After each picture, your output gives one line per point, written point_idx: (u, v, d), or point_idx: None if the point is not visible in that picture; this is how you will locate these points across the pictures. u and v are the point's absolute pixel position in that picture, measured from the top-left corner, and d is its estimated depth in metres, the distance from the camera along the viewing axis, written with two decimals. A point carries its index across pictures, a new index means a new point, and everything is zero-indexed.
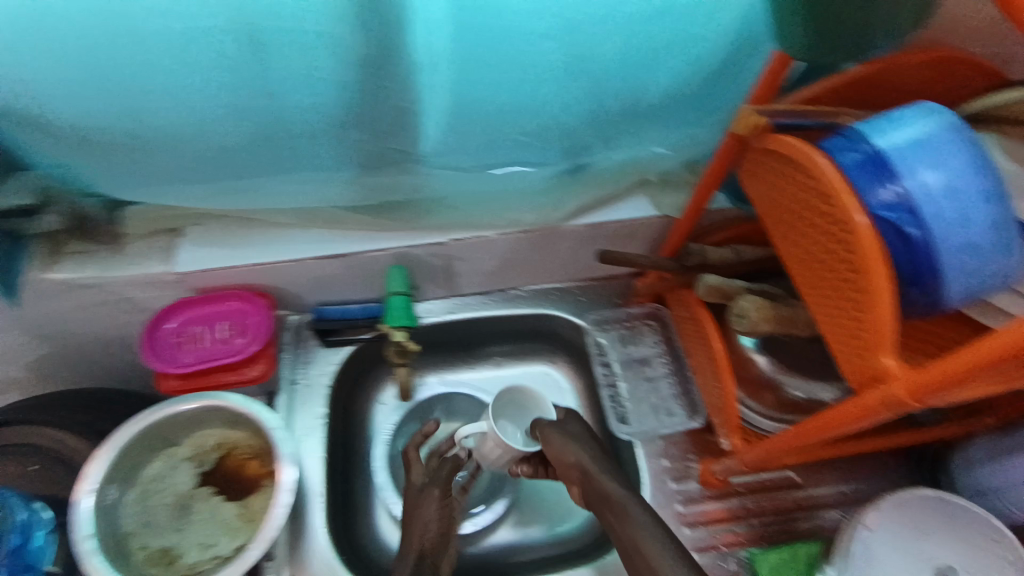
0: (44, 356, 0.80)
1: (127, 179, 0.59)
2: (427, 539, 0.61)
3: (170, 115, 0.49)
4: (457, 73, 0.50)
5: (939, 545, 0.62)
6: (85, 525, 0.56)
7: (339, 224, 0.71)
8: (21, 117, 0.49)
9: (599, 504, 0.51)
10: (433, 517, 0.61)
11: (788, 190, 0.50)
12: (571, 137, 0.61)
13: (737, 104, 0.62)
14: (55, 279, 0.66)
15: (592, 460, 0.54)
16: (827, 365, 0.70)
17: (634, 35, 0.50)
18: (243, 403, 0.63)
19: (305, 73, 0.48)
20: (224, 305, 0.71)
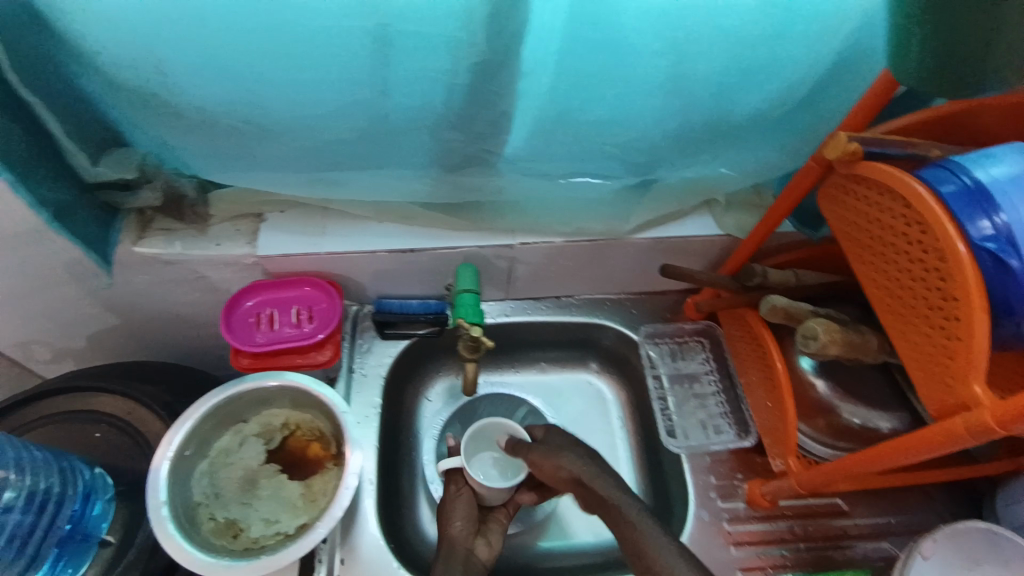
0: (113, 327, 0.83)
1: (228, 162, 0.62)
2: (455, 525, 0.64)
3: (289, 103, 0.52)
4: (556, 81, 0.53)
5: None
6: (160, 492, 0.59)
7: (411, 220, 0.74)
8: (147, 98, 0.52)
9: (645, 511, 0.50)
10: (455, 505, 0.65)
11: (875, 218, 0.52)
12: (653, 150, 0.63)
13: (816, 129, 0.64)
14: (143, 253, 0.69)
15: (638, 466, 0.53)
16: (884, 393, 0.70)
17: (733, 58, 0.52)
18: (314, 385, 0.66)
19: (421, 74, 0.50)
20: (298, 290, 0.73)
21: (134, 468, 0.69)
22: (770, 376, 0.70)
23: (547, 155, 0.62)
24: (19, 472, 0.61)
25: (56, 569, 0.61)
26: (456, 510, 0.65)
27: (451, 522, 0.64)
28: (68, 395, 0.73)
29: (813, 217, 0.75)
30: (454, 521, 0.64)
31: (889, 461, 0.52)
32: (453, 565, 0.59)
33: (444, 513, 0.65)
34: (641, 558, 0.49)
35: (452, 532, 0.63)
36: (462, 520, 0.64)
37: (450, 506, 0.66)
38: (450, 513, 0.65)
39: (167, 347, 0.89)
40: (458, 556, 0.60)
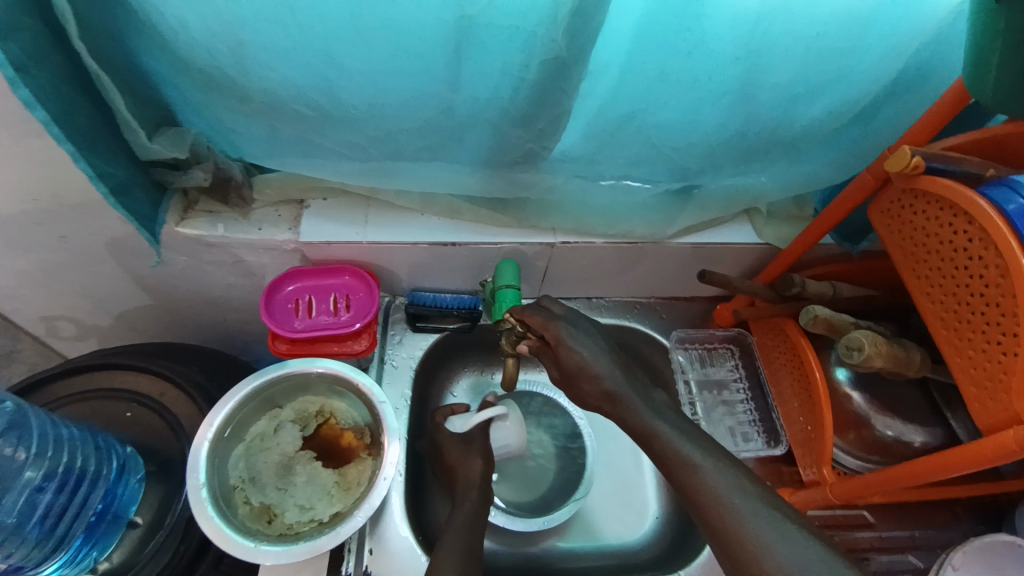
0: (144, 306, 0.83)
1: (284, 146, 0.62)
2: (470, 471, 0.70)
3: (357, 89, 0.52)
4: (621, 82, 0.53)
5: None
6: (200, 473, 0.59)
7: (455, 214, 0.74)
8: (215, 79, 0.52)
9: (701, 513, 0.49)
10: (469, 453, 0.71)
11: (934, 233, 0.52)
12: (705, 157, 0.63)
13: (867, 143, 0.64)
14: (185, 234, 0.69)
15: (698, 454, 0.52)
16: (919, 407, 0.71)
17: (801, 68, 0.52)
18: (354, 374, 0.67)
19: (494, 70, 0.51)
20: (338, 279, 0.73)
21: (164, 449, 0.69)
22: (808, 386, 0.71)
23: (606, 157, 0.63)
24: (56, 449, 0.60)
25: (83, 550, 0.61)
26: (470, 457, 0.71)
27: (467, 465, 0.70)
28: (99, 373, 0.72)
29: (856, 231, 0.76)
30: (470, 465, 0.70)
31: (931, 476, 0.52)
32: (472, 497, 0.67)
33: (458, 460, 0.71)
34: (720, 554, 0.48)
35: (469, 474, 0.69)
36: (477, 463, 0.70)
37: (464, 454, 0.71)
38: (465, 462, 0.70)
39: (194, 330, 0.89)
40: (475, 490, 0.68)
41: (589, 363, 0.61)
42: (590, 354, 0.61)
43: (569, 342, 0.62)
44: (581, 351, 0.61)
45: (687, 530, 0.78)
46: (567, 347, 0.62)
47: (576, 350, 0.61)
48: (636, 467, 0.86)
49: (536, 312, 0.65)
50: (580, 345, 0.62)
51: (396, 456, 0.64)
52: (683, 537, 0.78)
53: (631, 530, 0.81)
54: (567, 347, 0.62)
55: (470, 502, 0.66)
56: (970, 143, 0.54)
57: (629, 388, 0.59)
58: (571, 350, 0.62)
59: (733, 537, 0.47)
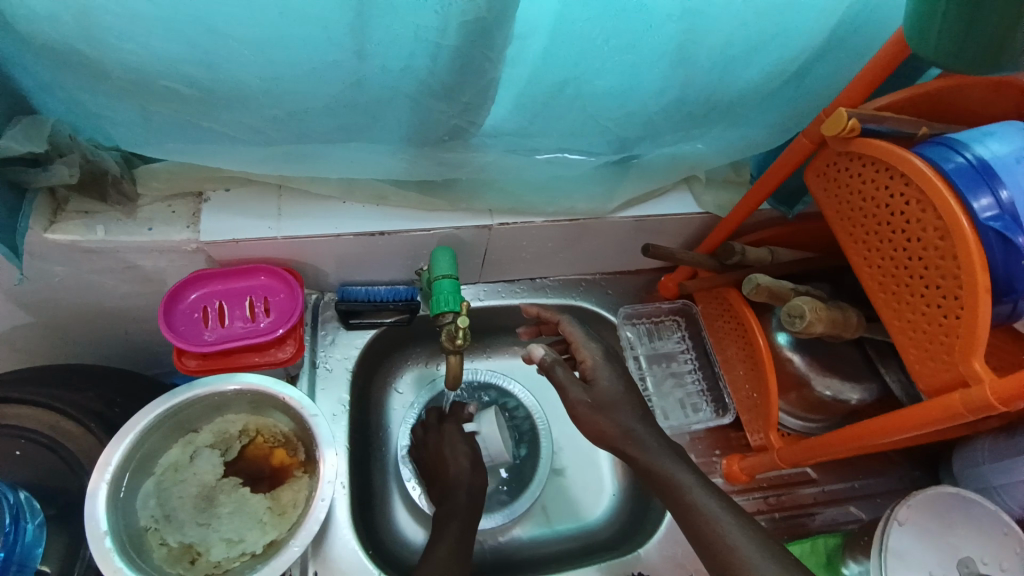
0: (21, 326, 0.71)
1: (167, 131, 0.53)
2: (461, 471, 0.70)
3: (247, 64, 0.45)
4: (552, 46, 0.48)
5: (962, 537, 0.63)
6: (101, 521, 0.51)
7: (381, 200, 0.67)
8: (62, 54, 0.43)
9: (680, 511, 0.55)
10: (462, 451, 0.71)
11: (871, 196, 0.52)
12: (643, 126, 0.60)
13: (801, 105, 0.63)
14: (57, 241, 0.59)
15: (688, 473, 0.56)
16: (857, 365, 0.72)
17: (739, 27, 0.49)
18: (277, 387, 0.60)
19: (406, 36, 0.45)
20: (252, 280, 0.65)
21: (63, 489, 0.60)
22: (753, 353, 0.71)
23: (540, 130, 0.58)
24: None
25: None
26: (456, 451, 0.71)
27: (454, 460, 0.70)
28: None
29: (792, 195, 0.76)
30: (455, 460, 0.71)
31: (881, 438, 0.53)
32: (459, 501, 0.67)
33: (443, 454, 0.72)
34: (701, 547, 0.54)
35: (455, 468, 0.70)
36: (465, 459, 0.71)
37: (449, 447, 0.72)
38: (449, 455, 0.71)
39: (92, 347, 0.78)
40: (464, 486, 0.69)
41: (616, 396, 0.60)
42: (621, 387, 0.61)
43: (604, 370, 0.61)
44: (612, 382, 0.61)
45: (647, 499, 0.77)
46: (598, 376, 0.61)
47: (604, 379, 0.61)
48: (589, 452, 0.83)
49: (575, 329, 0.64)
50: (613, 373, 0.61)
51: (331, 471, 0.58)
52: (643, 504, 0.78)
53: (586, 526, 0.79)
54: (601, 376, 0.61)
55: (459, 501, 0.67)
56: (901, 102, 0.53)
57: (635, 418, 0.59)
58: (601, 378, 0.61)
59: (706, 525, 0.53)
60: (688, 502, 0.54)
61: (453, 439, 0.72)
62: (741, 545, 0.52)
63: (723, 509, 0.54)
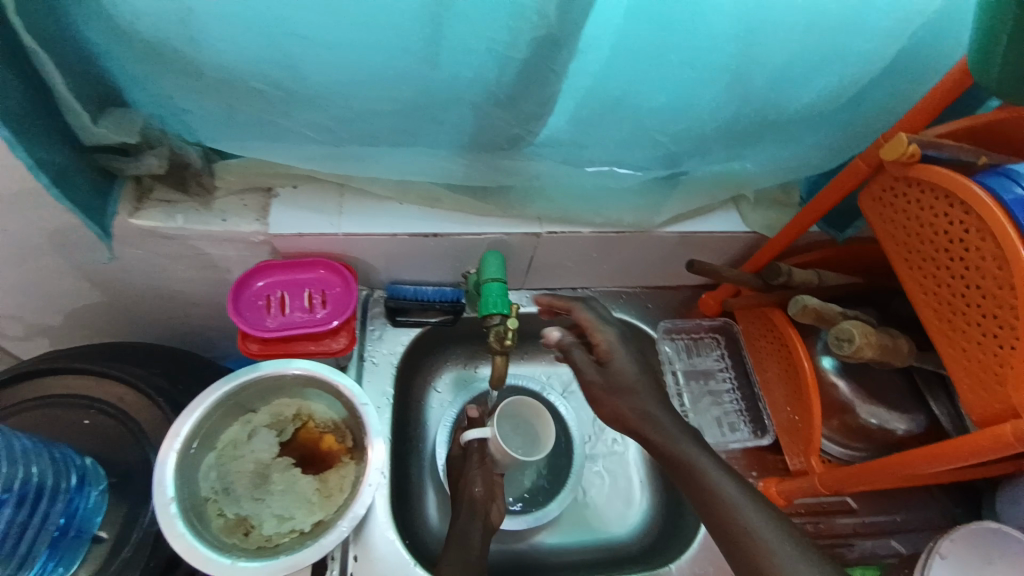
0: (95, 304, 0.76)
1: (248, 129, 0.57)
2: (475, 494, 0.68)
3: (330, 69, 0.48)
4: (613, 60, 0.50)
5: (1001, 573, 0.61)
6: (168, 488, 0.55)
7: (435, 203, 0.70)
8: (167, 55, 0.47)
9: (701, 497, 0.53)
10: (476, 474, 0.70)
11: (929, 223, 0.52)
12: (695, 142, 0.61)
13: (856, 129, 0.63)
14: (139, 226, 0.63)
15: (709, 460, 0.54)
16: (906, 395, 0.71)
17: (800, 51, 0.50)
18: (332, 375, 0.64)
19: (477, 47, 0.48)
20: (311, 272, 0.68)
21: (125, 459, 0.63)
22: (796, 375, 0.70)
23: (594, 141, 0.60)
24: (10, 463, 0.54)
25: (48, 567, 0.57)
26: (476, 477, 0.70)
27: (473, 488, 0.69)
28: (49, 377, 0.66)
29: (841, 219, 0.75)
30: (473, 487, 0.69)
31: (927, 467, 0.52)
32: (471, 524, 0.65)
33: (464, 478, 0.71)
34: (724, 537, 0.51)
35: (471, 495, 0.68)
36: (482, 486, 0.69)
37: (469, 473, 0.71)
38: (468, 481, 0.70)
39: (156, 328, 0.83)
40: (478, 518, 0.66)
41: (634, 379, 0.60)
42: (635, 369, 0.60)
43: (618, 352, 0.61)
44: (628, 365, 0.61)
45: (679, 507, 0.78)
46: (613, 358, 0.61)
47: (622, 359, 0.61)
48: (619, 447, 0.85)
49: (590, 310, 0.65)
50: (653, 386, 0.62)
51: (379, 459, 0.61)
52: (677, 514, 0.78)
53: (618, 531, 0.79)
54: (616, 358, 0.61)
55: (471, 535, 0.64)
56: (960, 131, 0.53)
57: None
58: (620, 358, 0.61)
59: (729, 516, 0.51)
60: (714, 495, 0.52)
61: (477, 462, 0.72)
62: (774, 546, 0.49)
63: (752, 504, 0.51)
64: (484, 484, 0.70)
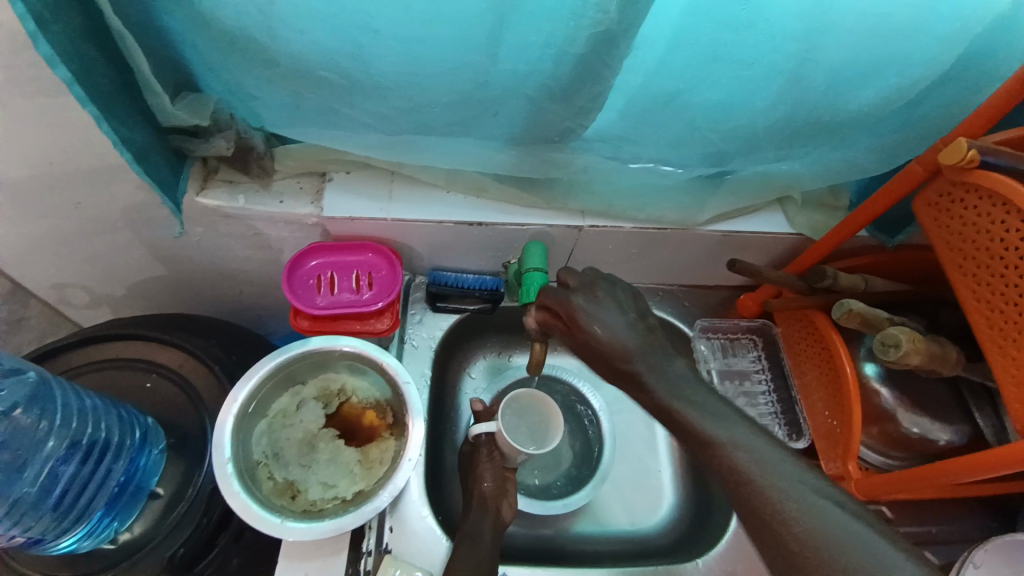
0: (157, 276, 0.81)
1: (311, 115, 0.60)
2: (485, 488, 0.68)
3: (394, 60, 0.50)
4: (668, 56, 0.51)
5: None
6: (225, 449, 0.59)
7: (481, 192, 0.72)
8: (243, 43, 0.50)
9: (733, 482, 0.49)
10: (486, 469, 0.69)
11: (984, 229, 0.51)
12: (744, 141, 0.61)
13: (912, 133, 0.62)
14: (205, 204, 0.67)
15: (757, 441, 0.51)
16: (951, 406, 0.69)
17: (861, 52, 0.50)
18: (378, 354, 0.66)
19: (536, 40, 0.49)
20: (360, 255, 0.71)
21: (182, 422, 0.68)
22: (837, 380, 0.69)
23: (643, 137, 0.61)
24: (80, 420, 0.60)
25: (104, 522, 0.60)
26: (485, 473, 0.69)
27: (482, 483, 0.68)
28: (116, 342, 0.71)
29: (892, 223, 0.74)
30: (483, 482, 0.68)
31: (970, 476, 0.52)
32: (482, 517, 0.65)
33: (473, 473, 0.70)
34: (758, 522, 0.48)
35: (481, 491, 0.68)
36: (491, 481, 0.68)
37: (478, 468, 0.69)
38: (477, 475, 0.69)
39: (211, 302, 0.88)
40: (489, 513, 0.66)
41: (613, 331, 0.58)
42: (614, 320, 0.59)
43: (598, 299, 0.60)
44: (605, 316, 0.59)
45: (708, 506, 0.79)
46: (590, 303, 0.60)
47: (598, 323, 0.58)
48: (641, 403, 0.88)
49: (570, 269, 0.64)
50: None
51: (419, 436, 0.63)
52: (705, 513, 0.79)
53: (661, 502, 0.82)
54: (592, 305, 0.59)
55: (481, 531, 0.63)
56: (1021, 138, 0.51)
57: None
58: (594, 322, 0.58)
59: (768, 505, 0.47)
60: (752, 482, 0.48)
61: (485, 456, 0.70)
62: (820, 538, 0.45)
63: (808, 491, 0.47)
64: (493, 479, 0.69)
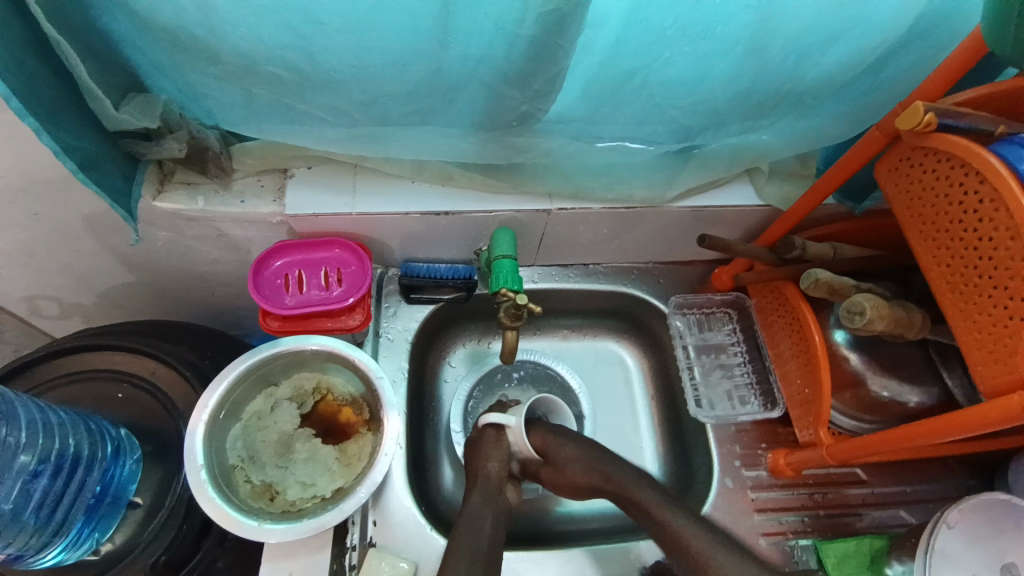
0: (123, 283, 0.79)
1: (266, 113, 0.58)
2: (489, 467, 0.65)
3: (342, 52, 0.49)
4: (623, 33, 0.50)
5: (1004, 542, 0.63)
6: (199, 455, 0.60)
7: (447, 181, 0.71)
8: (185, 41, 0.48)
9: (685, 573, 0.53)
10: (490, 452, 0.66)
11: (943, 192, 0.51)
12: (707, 117, 0.61)
13: (873, 100, 0.62)
14: (165, 208, 0.66)
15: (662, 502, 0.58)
16: (920, 368, 0.71)
17: (816, 18, 0.49)
18: (350, 350, 0.67)
19: (488, 25, 0.48)
20: (327, 251, 0.70)
21: (160, 429, 0.67)
22: (807, 349, 0.70)
23: (605, 118, 0.60)
24: (46, 435, 0.59)
25: (85, 533, 0.60)
26: (491, 453, 0.65)
27: (486, 463, 0.65)
28: (83, 354, 0.70)
29: (858, 191, 0.74)
30: (489, 462, 0.65)
31: (938, 437, 0.53)
32: (485, 498, 0.61)
33: (479, 455, 0.66)
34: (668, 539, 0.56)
35: (487, 471, 0.64)
36: (498, 462, 0.65)
37: (484, 449, 0.66)
38: (483, 456, 0.65)
39: (182, 306, 0.87)
40: (493, 495, 0.61)
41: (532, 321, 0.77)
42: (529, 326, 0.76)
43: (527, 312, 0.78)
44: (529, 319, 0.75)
45: (690, 479, 0.80)
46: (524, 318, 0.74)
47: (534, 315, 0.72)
48: (618, 361, 0.90)
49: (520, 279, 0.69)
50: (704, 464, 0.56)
51: (395, 429, 0.64)
52: (685, 487, 0.80)
53: None
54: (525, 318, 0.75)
55: (482, 519, 0.58)
56: (981, 98, 0.51)
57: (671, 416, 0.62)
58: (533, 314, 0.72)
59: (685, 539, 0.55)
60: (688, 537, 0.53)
61: (491, 439, 0.67)
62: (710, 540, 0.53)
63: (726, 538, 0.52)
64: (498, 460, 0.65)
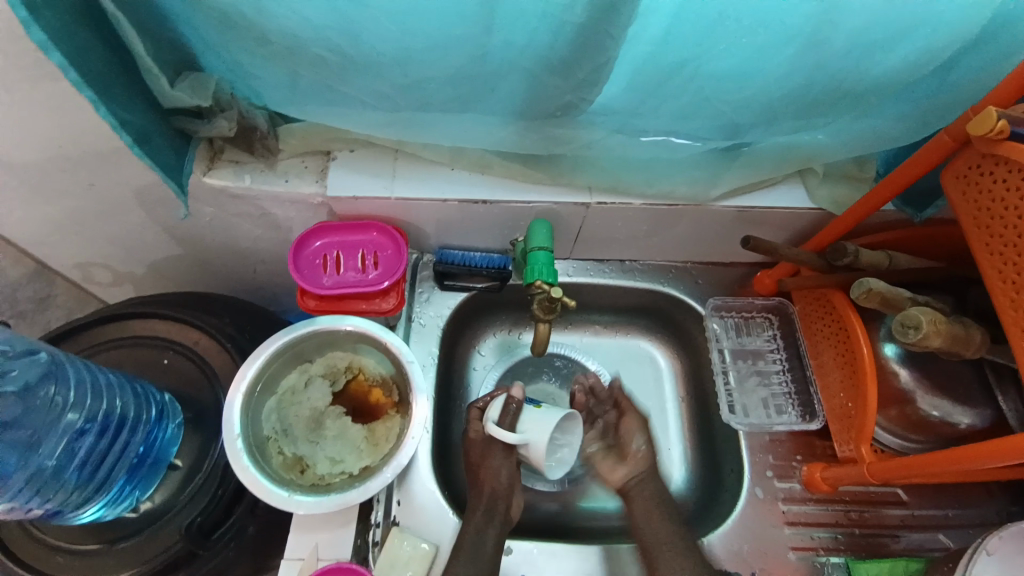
0: (171, 256, 0.83)
1: (311, 95, 0.59)
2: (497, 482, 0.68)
3: (387, 36, 0.49)
4: (675, 24, 0.47)
5: None
6: (234, 425, 0.62)
7: (486, 169, 0.70)
8: (234, 21, 0.49)
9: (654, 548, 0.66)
10: (502, 465, 0.69)
11: (1013, 203, 0.48)
12: (759, 113, 0.58)
13: (945, 100, 0.57)
14: (212, 184, 0.67)
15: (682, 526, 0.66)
16: (975, 389, 0.66)
17: (885, 10, 0.46)
18: (382, 333, 0.68)
19: (535, 12, 0.47)
20: (365, 234, 0.71)
21: (200, 397, 0.70)
22: (852, 362, 0.67)
23: (651, 110, 0.58)
24: (95, 397, 0.62)
25: (125, 491, 0.63)
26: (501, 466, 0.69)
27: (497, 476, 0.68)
28: (133, 321, 0.73)
29: (920, 197, 0.70)
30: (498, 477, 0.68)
31: (986, 463, 0.50)
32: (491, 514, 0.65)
33: (489, 464, 0.70)
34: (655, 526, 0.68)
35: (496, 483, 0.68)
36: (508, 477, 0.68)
37: (494, 462, 0.69)
38: (494, 468, 0.69)
39: (225, 280, 0.90)
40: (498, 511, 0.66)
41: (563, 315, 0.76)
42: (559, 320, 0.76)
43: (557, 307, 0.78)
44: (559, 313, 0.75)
45: (717, 485, 0.78)
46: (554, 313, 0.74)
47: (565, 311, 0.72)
48: (649, 360, 0.89)
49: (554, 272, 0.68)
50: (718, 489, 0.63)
51: (422, 414, 0.65)
52: (711, 494, 0.78)
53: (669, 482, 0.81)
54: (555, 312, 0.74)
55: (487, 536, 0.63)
56: None
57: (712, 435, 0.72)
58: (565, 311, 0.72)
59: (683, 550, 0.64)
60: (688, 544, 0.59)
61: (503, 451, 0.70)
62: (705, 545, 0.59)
63: None
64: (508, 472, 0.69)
